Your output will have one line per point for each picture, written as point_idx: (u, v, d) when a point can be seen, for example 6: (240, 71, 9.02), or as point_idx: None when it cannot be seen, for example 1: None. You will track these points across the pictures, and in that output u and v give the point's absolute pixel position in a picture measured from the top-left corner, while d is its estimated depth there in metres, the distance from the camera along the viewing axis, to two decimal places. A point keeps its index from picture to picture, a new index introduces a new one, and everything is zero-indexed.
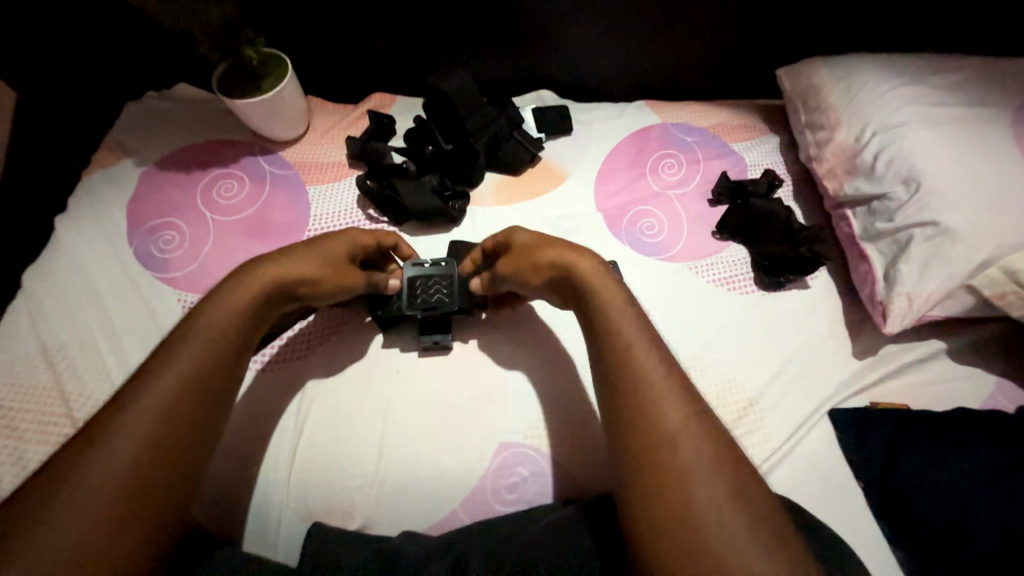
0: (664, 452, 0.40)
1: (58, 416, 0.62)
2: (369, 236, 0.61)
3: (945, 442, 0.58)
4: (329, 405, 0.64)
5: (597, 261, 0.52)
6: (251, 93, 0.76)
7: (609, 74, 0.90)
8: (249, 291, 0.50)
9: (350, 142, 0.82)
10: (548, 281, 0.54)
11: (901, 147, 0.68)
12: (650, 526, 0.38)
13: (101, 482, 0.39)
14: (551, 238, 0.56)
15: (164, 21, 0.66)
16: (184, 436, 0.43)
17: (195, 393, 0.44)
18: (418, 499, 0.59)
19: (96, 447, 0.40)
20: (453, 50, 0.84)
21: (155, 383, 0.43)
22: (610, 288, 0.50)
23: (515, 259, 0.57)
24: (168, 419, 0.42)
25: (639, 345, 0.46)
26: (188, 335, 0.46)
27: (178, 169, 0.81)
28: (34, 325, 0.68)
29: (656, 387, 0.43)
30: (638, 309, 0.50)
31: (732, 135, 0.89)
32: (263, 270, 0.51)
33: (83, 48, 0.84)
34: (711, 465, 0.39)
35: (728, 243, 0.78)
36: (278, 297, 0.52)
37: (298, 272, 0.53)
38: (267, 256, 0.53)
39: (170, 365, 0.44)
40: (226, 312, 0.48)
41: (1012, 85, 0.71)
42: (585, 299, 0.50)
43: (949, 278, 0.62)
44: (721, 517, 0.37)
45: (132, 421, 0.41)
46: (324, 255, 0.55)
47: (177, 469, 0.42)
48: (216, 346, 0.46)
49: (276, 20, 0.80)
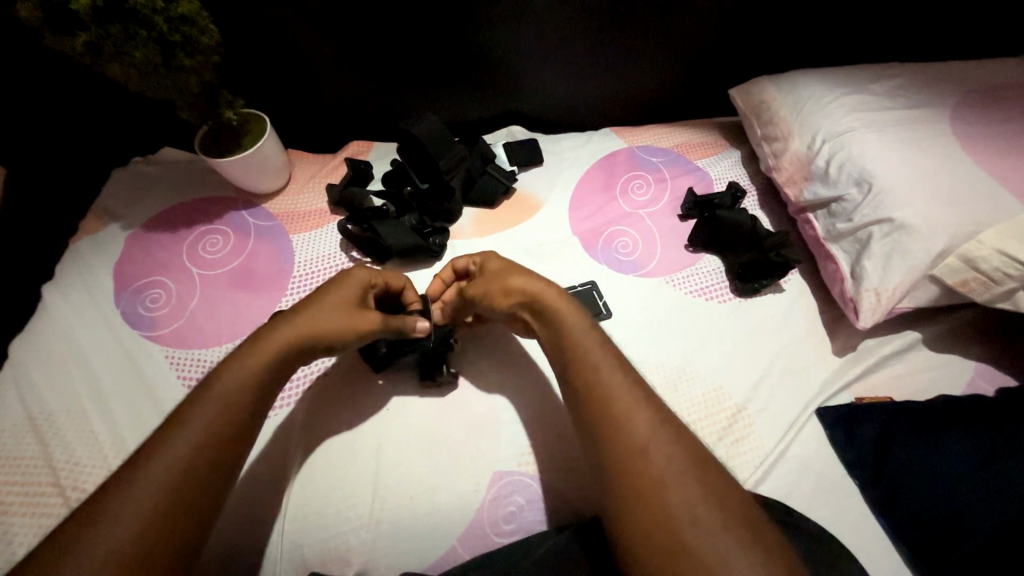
0: (638, 466, 0.41)
1: (45, 486, 0.61)
2: (374, 275, 0.61)
3: (929, 431, 0.59)
4: (320, 451, 0.63)
5: (556, 290, 0.54)
6: (233, 153, 0.80)
7: (573, 106, 0.95)
8: (266, 351, 0.51)
9: (330, 189, 0.85)
10: (515, 307, 0.56)
11: (850, 152, 0.71)
12: (632, 535, 0.39)
13: (111, 548, 0.39)
14: (521, 268, 0.58)
15: (144, 93, 0.68)
16: (200, 497, 0.44)
17: (208, 455, 0.45)
18: (416, 537, 0.58)
19: (108, 513, 0.40)
20: (423, 95, 0.89)
21: (171, 447, 0.44)
22: (572, 312, 0.52)
23: (483, 282, 0.58)
24: (182, 481, 0.43)
25: (606, 364, 0.48)
26: (206, 396, 0.47)
27: (164, 228, 0.83)
28: (20, 394, 0.67)
29: (624, 402, 0.45)
30: (601, 334, 0.51)
31: (696, 152, 0.93)
32: (277, 330, 0.52)
33: (72, 123, 0.88)
34: (682, 470, 0.40)
35: (701, 254, 0.81)
36: (296, 355, 0.53)
37: (315, 327, 0.54)
38: (283, 317, 0.54)
39: (184, 429, 0.45)
40: (240, 373, 0.49)
41: (944, 85, 0.77)
42: (554, 326, 0.52)
43: (912, 270, 0.64)
44: (694, 517, 0.38)
45: (146, 487, 0.42)
46: (334, 304, 0.56)
47: (189, 531, 0.42)
48: (230, 409, 0.47)
49: (255, 82, 0.85)
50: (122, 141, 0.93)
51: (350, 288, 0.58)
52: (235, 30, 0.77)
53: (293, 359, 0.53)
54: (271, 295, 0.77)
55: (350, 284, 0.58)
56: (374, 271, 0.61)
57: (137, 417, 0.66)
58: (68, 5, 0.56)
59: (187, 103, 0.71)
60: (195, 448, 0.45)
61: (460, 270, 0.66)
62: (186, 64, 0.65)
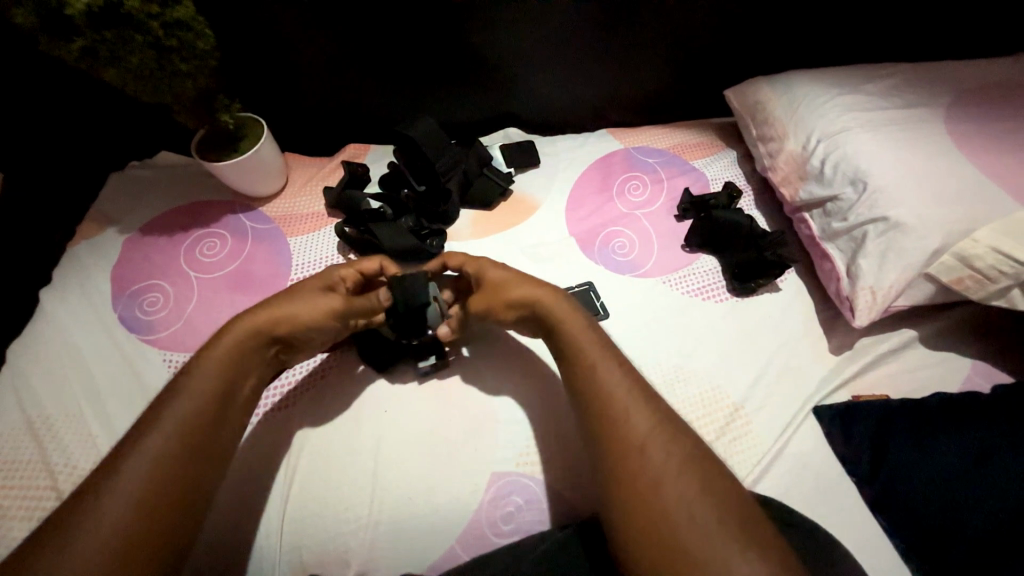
0: (634, 466, 0.41)
1: (43, 491, 0.61)
2: (347, 267, 0.63)
3: (925, 428, 0.60)
4: (318, 454, 0.63)
5: (561, 294, 0.55)
6: (230, 156, 0.80)
7: (570, 108, 0.95)
8: (238, 339, 0.52)
9: (327, 192, 0.85)
10: (517, 318, 0.57)
11: (845, 151, 0.72)
12: (633, 534, 0.40)
13: (92, 538, 0.39)
14: (519, 277, 0.57)
15: (140, 97, 0.68)
16: (178, 485, 0.44)
17: (186, 444, 0.45)
18: (414, 538, 0.58)
19: (89, 507, 0.40)
20: (420, 98, 0.90)
21: (151, 436, 0.45)
22: (574, 318, 0.52)
23: (485, 297, 0.58)
24: (162, 469, 0.43)
25: (605, 364, 0.48)
26: (181, 388, 0.48)
27: (161, 232, 0.83)
28: (17, 399, 0.67)
29: (620, 401, 0.45)
30: (603, 333, 0.52)
31: (692, 153, 0.93)
32: (249, 317, 0.54)
33: (69, 127, 0.88)
34: (677, 472, 0.40)
35: (698, 254, 0.81)
36: (269, 342, 0.55)
37: (284, 314, 0.55)
38: (257, 306, 0.56)
39: (164, 418, 0.46)
40: (214, 363, 0.50)
41: (938, 85, 0.77)
42: (554, 330, 0.53)
43: (907, 269, 0.64)
44: (694, 518, 0.38)
45: (126, 480, 0.42)
46: (304, 293, 0.57)
47: (168, 522, 0.42)
48: (205, 399, 0.48)
49: (252, 86, 0.86)
50: (119, 145, 0.93)
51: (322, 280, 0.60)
52: (232, 34, 0.77)
53: (267, 346, 0.54)
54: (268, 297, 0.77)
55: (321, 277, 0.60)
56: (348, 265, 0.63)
57: (134, 420, 0.66)
58: (64, 10, 0.56)
59: (183, 106, 0.72)
60: (173, 438, 0.45)
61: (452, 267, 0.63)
62: (182, 68, 0.65)
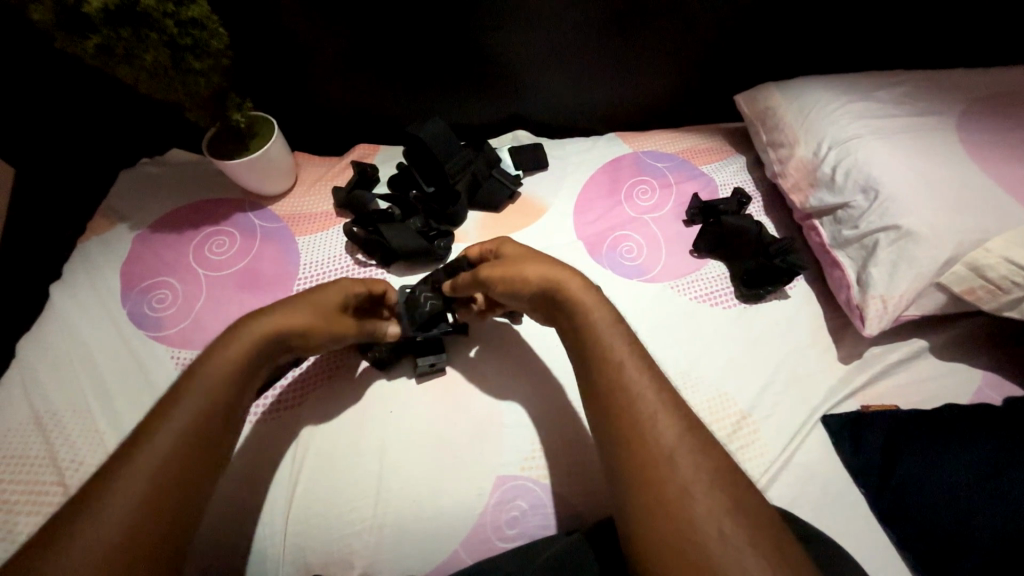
0: (663, 472, 0.40)
1: (50, 486, 0.61)
2: (360, 284, 0.62)
3: (936, 440, 0.59)
4: (324, 454, 0.63)
5: (580, 277, 0.53)
6: (241, 154, 0.81)
7: (579, 111, 0.96)
8: (248, 342, 0.51)
9: (336, 193, 0.85)
10: (536, 292, 0.54)
11: (856, 159, 0.71)
12: (657, 545, 0.38)
13: (103, 537, 0.38)
14: (538, 254, 0.57)
15: (153, 96, 0.69)
16: (185, 484, 0.43)
17: (197, 445, 0.45)
18: (419, 541, 0.58)
19: (96, 508, 0.40)
20: (430, 99, 0.90)
21: (160, 435, 0.44)
22: (597, 306, 0.50)
23: (501, 266, 0.57)
24: (174, 468, 0.43)
25: (629, 360, 0.47)
26: (190, 387, 0.47)
27: (171, 229, 0.84)
28: (26, 394, 0.68)
29: (649, 406, 0.44)
30: (624, 323, 0.50)
31: (701, 158, 0.93)
32: (262, 325, 0.52)
33: (81, 124, 0.89)
34: (706, 482, 0.39)
35: (706, 259, 0.81)
36: (274, 349, 0.54)
37: (295, 328, 0.54)
38: (267, 310, 0.54)
39: (173, 416, 0.45)
40: (221, 365, 0.49)
41: (951, 93, 0.77)
42: (574, 315, 0.51)
43: (918, 278, 0.64)
44: (723, 533, 0.37)
45: (136, 477, 0.41)
46: (324, 305, 0.57)
47: (179, 519, 0.42)
48: (212, 401, 0.47)
49: (264, 85, 0.86)
50: (131, 142, 0.94)
51: (334, 297, 0.59)
52: (245, 34, 0.78)
53: (273, 353, 0.54)
54: (275, 296, 0.77)
55: (339, 288, 0.60)
56: (361, 282, 0.62)
57: (141, 417, 0.67)
58: (81, 9, 0.56)
59: (195, 104, 0.72)
60: (179, 439, 0.44)
61: (473, 255, 0.65)
62: (196, 67, 0.66)
